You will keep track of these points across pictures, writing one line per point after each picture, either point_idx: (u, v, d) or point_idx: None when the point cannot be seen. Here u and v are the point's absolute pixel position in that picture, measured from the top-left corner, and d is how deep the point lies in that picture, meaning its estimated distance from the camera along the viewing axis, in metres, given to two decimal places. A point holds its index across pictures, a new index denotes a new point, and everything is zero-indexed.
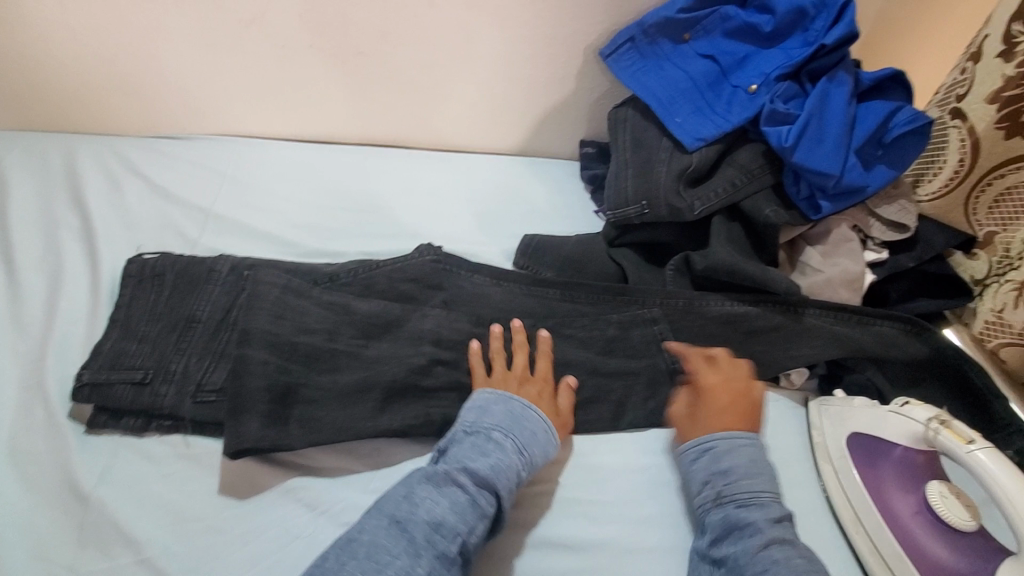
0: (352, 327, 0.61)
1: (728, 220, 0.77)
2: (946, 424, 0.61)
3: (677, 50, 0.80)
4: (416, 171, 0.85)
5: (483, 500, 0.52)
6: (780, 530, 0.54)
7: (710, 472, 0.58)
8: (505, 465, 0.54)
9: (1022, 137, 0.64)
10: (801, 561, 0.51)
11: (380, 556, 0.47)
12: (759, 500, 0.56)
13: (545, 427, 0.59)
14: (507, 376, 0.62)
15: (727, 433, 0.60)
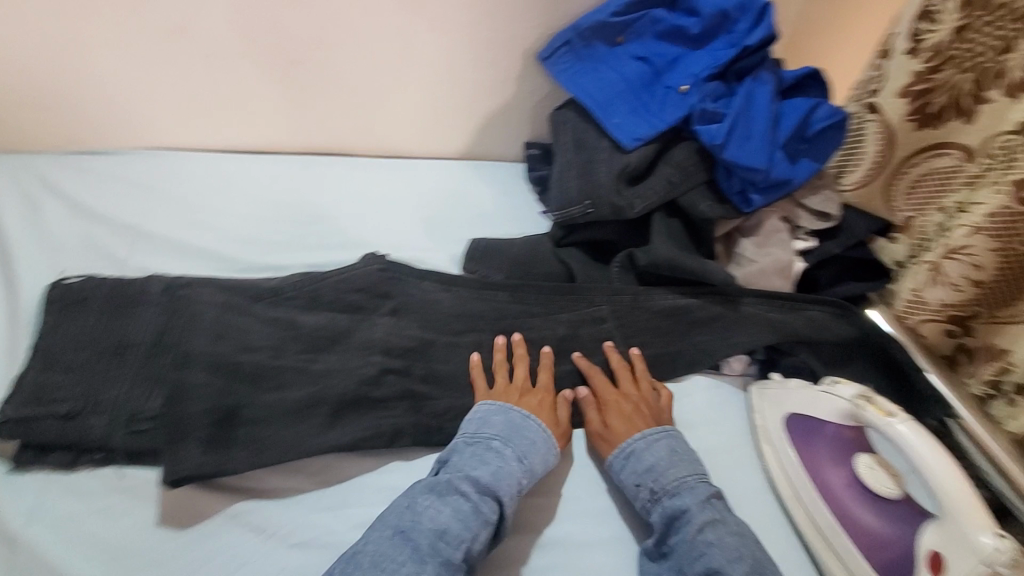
0: (297, 342, 0.61)
1: (667, 217, 0.79)
2: (869, 399, 0.60)
3: (612, 53, 0.84)
4: (363, 180, 0.89)
5: (485, 507, 0.52)
6: (710, 512, 0.56)
7: (638, 474, 0.59)
8: (506, 471, 0.55)
9: (930, 127, 0.73)
10: (731, 539, 0.54)
11: (386, 563, 0.47)
12: (690, 487, 0.57)
13: (545, 435, 0.59)
14: (508, 388, 0.63)
15: (640, 434, 0.62)
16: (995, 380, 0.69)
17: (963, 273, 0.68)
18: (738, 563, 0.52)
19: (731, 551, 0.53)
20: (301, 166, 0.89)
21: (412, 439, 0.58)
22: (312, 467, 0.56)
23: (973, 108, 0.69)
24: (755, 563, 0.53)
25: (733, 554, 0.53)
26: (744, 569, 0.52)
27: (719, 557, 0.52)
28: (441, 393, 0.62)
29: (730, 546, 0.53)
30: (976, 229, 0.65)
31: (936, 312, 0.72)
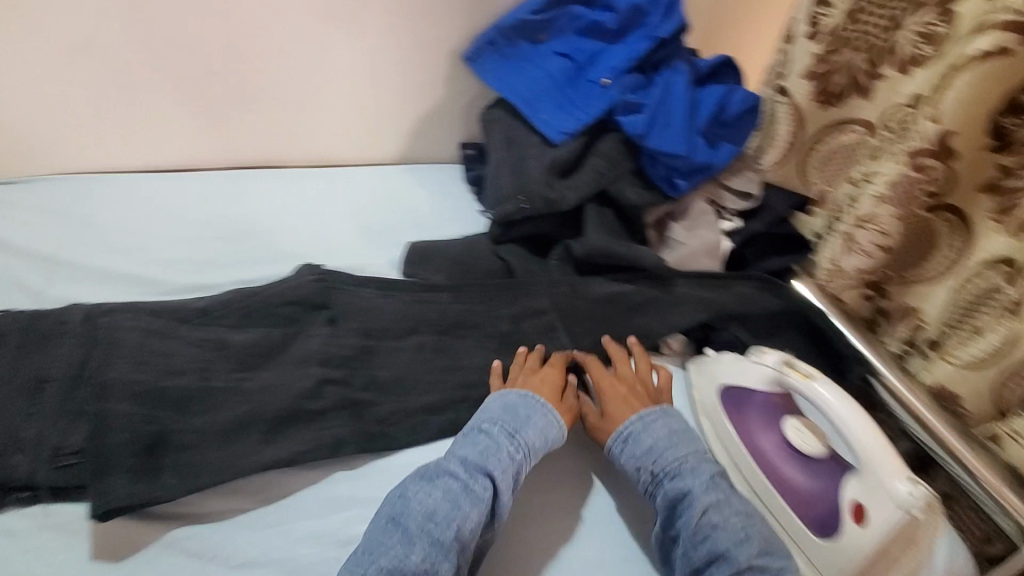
0: (230, 361, 0.59)
1: (599, 207, 0.81)
2: (791, 365, 0.64)
3: (535, 49, 0.85)
4: (295, 191, 0.88)
5: (477, 486, 0.53)
6: (713, 494, 0.57)
7: (637, 457, 0.61)
8: (498, 451, 0.56)
9: (833, 105, 0.78)
10: (734, 520, 0.56)
11: (375, 547, 0.49)
12: (690, 468, 0.59)
13: (544, 412, 0.61)
14: (517, 375, 0.65)
15: (637, 416, 0.63)
16: (909, 336, 0.75)
17: (871, 240, 0.73)
18: (741, 545, 0.54)
19: (735, 531, 0.55)
20: (226, 181, 0.87)
21: (355, 447, 0.58)
22: (252, 487, 0.55)
23: (869, 84, 0.74)
24: (759, 543, 0.55)
25: (737, 535, 0.55)
26: (748, 550, 0.54)
27: (722, 539, 0.54)
28: (384, 398, 0.62)
29: (734, 527, 0.55)
30: (882, 198, 0.71)
31: (853, 279, 0.76)
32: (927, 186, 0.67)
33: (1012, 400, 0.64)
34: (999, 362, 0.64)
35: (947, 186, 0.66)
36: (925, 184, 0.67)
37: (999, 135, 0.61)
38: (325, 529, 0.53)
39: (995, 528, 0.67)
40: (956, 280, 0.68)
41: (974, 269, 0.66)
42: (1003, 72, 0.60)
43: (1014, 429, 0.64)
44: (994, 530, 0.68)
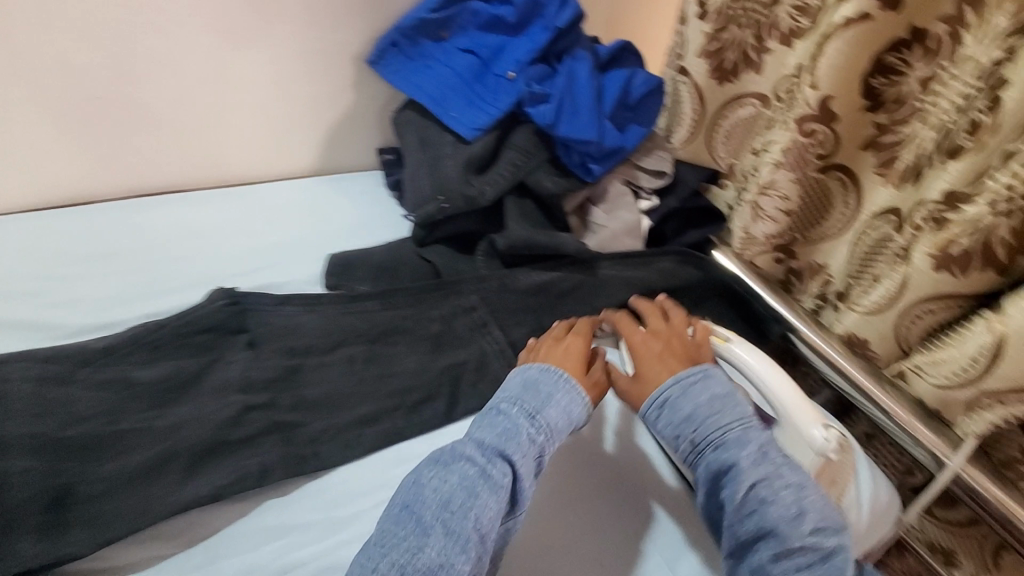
0: (140, 400, 0.56)
1: (518, 199, 0.81)
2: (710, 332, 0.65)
3: (439, 47, 0.84)
4: (204, 213, 0.83)
5: (495, 472, 0.49)
6: (762, 466, 0.52)
7: (676, 426, 0.56)
8: (518, 433, 0.52)
9: (729, 81, 0.81)
10: (787, 494, 0.50)
11: (387, 539, 0.46)
12: (736, 439, 0.53)
13: (566, 386, 0.57)
14: (543, 347, 0.62)
15: (675, 379, 0.57)
16: (820, 291, 0.80)
17: (776, 207, 0.76)
18: (794, 523, 0.49)
19: (788, 506, 0.50)
20: (126, 211, 0.82)
21: (284, 473, 0.55)
22: (175, 529, 0.52)
23: (759, 59, 0.77)
24: (815, 519, 0.49)
25: (790, 511, 0.49)
26: (802, 528, 0.49)
27: (774, 514, 0.49)
28: (313, 417, 0.59)
29: (787, 502, 0.50)
30: (778, 165, 0.74)
31: (765, 244, 0.80)
32: (818, 150, 0.70)
33: (913, 339, 0.68)
34: (896, 306, 0.68)
35: (833, 146, 0.70)
36: (815, 147, 0.70)
37: (871, 95, 0.66)
38: (259, 562, 0.51)
39: (913, 462, 0.74)
40: (854, 235, 0.73)
41: (868, 222, 0.71)
42: (870, 35, 0.63)
43: (917, 366, 0.68)
44: (913, 464, 0.74)
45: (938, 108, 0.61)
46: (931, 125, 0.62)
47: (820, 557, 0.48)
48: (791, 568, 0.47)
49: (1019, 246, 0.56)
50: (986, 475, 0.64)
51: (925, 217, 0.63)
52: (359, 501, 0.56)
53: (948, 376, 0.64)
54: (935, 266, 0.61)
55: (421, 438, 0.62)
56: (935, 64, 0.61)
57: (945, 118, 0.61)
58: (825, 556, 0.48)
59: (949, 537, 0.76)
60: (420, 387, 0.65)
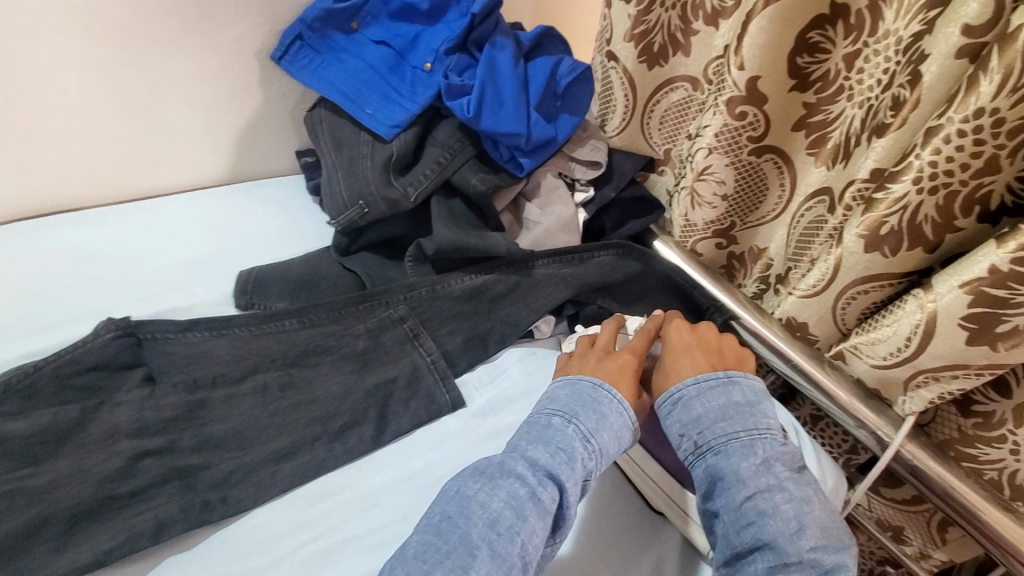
0: (6, 459, 0.48)
1: (446, 198, 0.76)
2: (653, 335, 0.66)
3: (351, 40, 0.78)
4: (98, 232, 0.75)
5: (545, 494, 0.47)
6: (767, 477, 0.48)
7: (682, 424, 0.53)
8: (570, 455, 0.49)
9: (659, 65, 0.78)
10: (787, 507, 0.47)
11: (427, 556, 0.43)
12: (739, 447, 0.50)
13: (622, 409, 0.54)
14: (592, 359, 0.59)
15: (694, 379, 0.55)
16: (762, 276, 0.79)
17: (713, 192, 0.74)
18: (794, 538, 0.46)
19: (788, 521, 0.46)
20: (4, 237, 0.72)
21: (186, 525, 0.50)
22: None
23: (685, 41, 0.75)
24: (816, 536, 0.46)
25: (790, 526, 0.46)
26: (802, 544, 0.45)
27: (771, 527, 0.46)
28: (219, 457, 0.54)
29: (787, 517, 0.47)
30: (711, 149, 0.71)
31: (705, 231, 0.78)
32: (751, 132, 0.68)
33: (850, 321, 0.68)
34: (832, 287, 0.66)
35: (764, 129, 0.68)
36: (747, 130, 0.68)
37: (798, 74, 0.65)
38: None
39: (857, 441, 0.74)
40: (790, 217, 0.73)
41: (802, 204, 0.70)
42: (791, 11, 0.60)
43: (856, 347, 0.67)
44: (856, 444, 0.74)
45: (863, 86, 0.61)
46: (857, 103, 0.62)
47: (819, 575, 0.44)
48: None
49: (944, 223, 0.55)
50: (926, 452, 0.65)
51: (855, 196, 0.62)
52: (275, 547, 0.51)
53: (886, 355, 0.63)
54: (867, 246, 0.60)
55: (345, 468, 0.57)
56: (858, 40, 0.60)
57: (869, 96, 0.60)
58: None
59: (896, 515, 0.77)
60: (345, 410, 0.59)
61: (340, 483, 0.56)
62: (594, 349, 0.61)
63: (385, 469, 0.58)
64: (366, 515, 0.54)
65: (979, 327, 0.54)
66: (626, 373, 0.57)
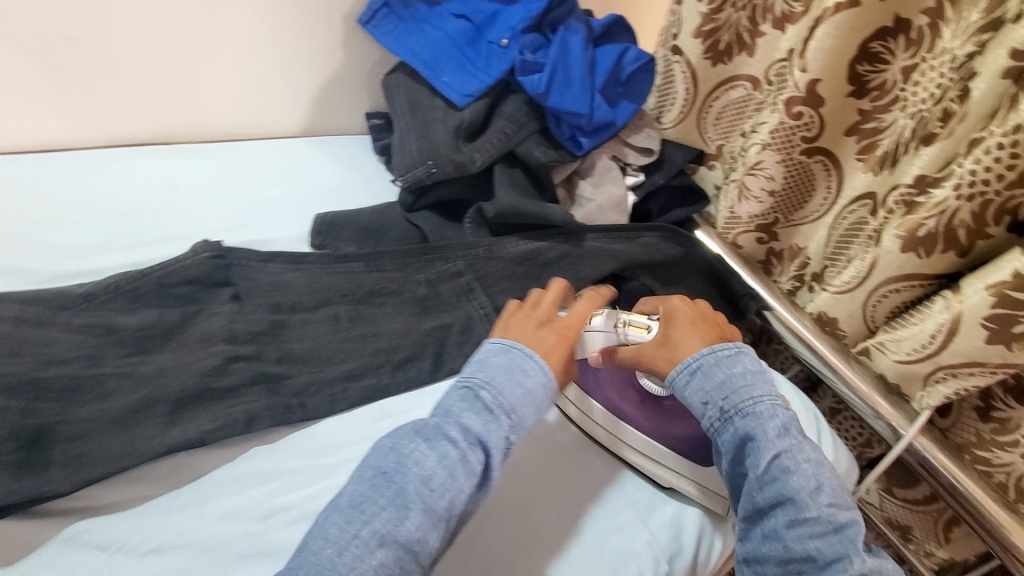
0: (120, 346, 0.55)
1: (508, 168, 0.82)
2: (628, 322, 0.63)
3: (434, 12, 0.83)
4: (185, 168, 0.82)
5: (473, 458, 0.49)
6: (788, 440, 0.53)
7: (706, 391, 0.55)
8: (498, 424, 0.51)
9: (722, 63, 0.83)
10: (808, 467, 0.52)
11: (366, 507, 0.46)
12: (765, 412, 0.53)
13: (546, 378, 0.55)
14: (527, 327, 0.58)
15: (709, 349, 0.58)
16: (797, 273, 0.84)
17: (761, 187, 0.78)
18: (814, 495, 0.50)
19: (807, 478, 0.51)
20: (106, 162, 0.80)
21: (271, 421, 0.56)
22: (158, 472, 0.51)
23: (751, 41, 0.79)
24: (832, 492, 0.51)
25: (810, 483, 0.51)
26: (821, 500, 0.50)
27: (794, 483, 0.50)
28: (299, 370, 0.60)
29: (807, 475, 0.51)
30: (765, 145, 0.75)
31: (748, 224, 0.83)
32: (805, 132, 0.72)
33: (879, 318, 0.72)
34: (866, 285, 0.70)
35: (818, 130, 0.72)
36: (802, 130, 0.72)
37: (856, 81, 0.69)
38: (241, 506, 0.51)
39: (872, 434, 0.79)
40: (832, 218, 0.77)
41: (845, 207, 0.75)
42: (859, 20, 0.64)
43: (881, 343, 0.71)
44: (872, 436, 0.80)
45: (916, 97, 0.64)
46: (909, 114, 0.65)
47: (834, 527, 0.49)
48: (806, 535, 0.49)
49: (977, 229, 0.60)
50: (937, 445, 0.70)
51: (898, 200, 0.66)
52: (343, 451, 0.57)
53: (909, 351, 0.67)
54: (904, 247, 0.64)
55: (403, 395, 0.63)
56: (917, 55, 0.64)
57: (922, 107, 0.63)
58: (840, 529, 0.49)
59: (904, 513, 0.82)
60: (407, 346, 0.65)
61: (399, 408, 0.62)
62: (534, 313, 0.60)
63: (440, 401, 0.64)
64: None
65: (998, 327, 0.58)
66: (563, 341, 0.58)
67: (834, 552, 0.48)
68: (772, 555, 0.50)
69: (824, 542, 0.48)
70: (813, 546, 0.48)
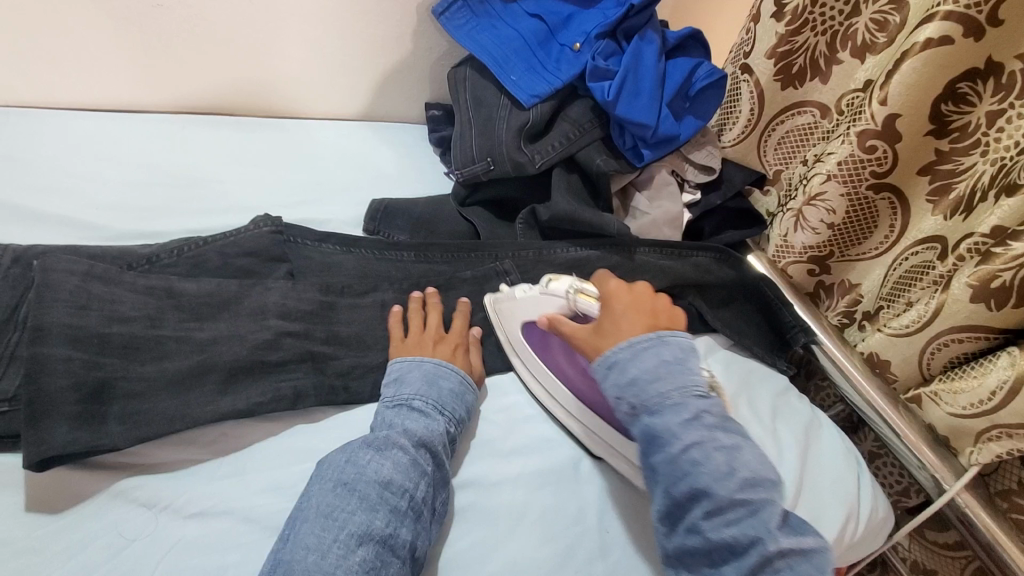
0: (180, 310, 0.56)
1: (566, 172, 0.81)
2: (579, 290, 0.60)
3: (507, 9, 0.83)
4: (247, 142, 0.83)
5: (423, 459, 0.51)
6: (696, 428, 0.47)
7: (619, 388, 0.50)
8: (435, 424, 0.54)
9: (794, 87, 0.79)
10: (719, 456, 0.46)
11: (336, 513, 0.46)
12: (672, 404, 0.48)
13: (461, 380, 0.60)
14: (421, 341, 0.62)
15: (628, 343, 0.51)
16: (847, 309, 0.79)
17: (820, 218, 0.75)
18: (726, 482, 0.46)
19: (720, 467, 0.46)
20: (176, 128, 0.82)
21: (316, 400, 0.57)
22: (207, 437, 0.52)
23: (826, 68, 0.75)
24: (745, 476, 0.46)
25: (723, 472, 0.46)
26: (732, 486, 0.45)
27: (704, 477, 0.46)
28: (344, 352, 0.61)
29: (719, 464, 0.46)
30: (830, 176, 0.71)
31: (800, 254, 0.80)
32: (875, 166, 0.68)
33: (935, 367, 0.69)
34: (925, 331, 0.67)
35: (891, 165, 0.68)
36: (872, 164, 0.68)
37: (938, 119, 0.64)
38: (282, 481, 0.51)
39: (912, 484, 0.77)
40: (892, 257, 0.73)
41: (907, 248, 0.70)
42: (949, 57, 0.60)
43: (935, 394, 0.68)
44: (910, 486, 0.78)
45: (1000, 144, 0.60)
46: (989, 160, 0.61)
47: (748, 513, 0.45)
48: (721, 524, 0.45)
49: None
50: (979, 502, 0.66)
51: (970, 249, 0.62)
52: None
53: (965, 406, 0.65)
54: (974, 296, 0.61)
55: None
56: (1005, 100, 0.59)
57: (1005, 155, 0.59)
58: (755, 514, 0.45)
59: (934, 559, 0.81)
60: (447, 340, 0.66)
61: None
62: (424, 332, 0.63)
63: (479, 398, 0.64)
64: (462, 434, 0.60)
65: None
66: (458, 350, 0.63)
67: (750, 538, 0.44)
68: (693, 547, 0.46)
69: (739, 529, 0.44)
70: (728, 534, 0.44)
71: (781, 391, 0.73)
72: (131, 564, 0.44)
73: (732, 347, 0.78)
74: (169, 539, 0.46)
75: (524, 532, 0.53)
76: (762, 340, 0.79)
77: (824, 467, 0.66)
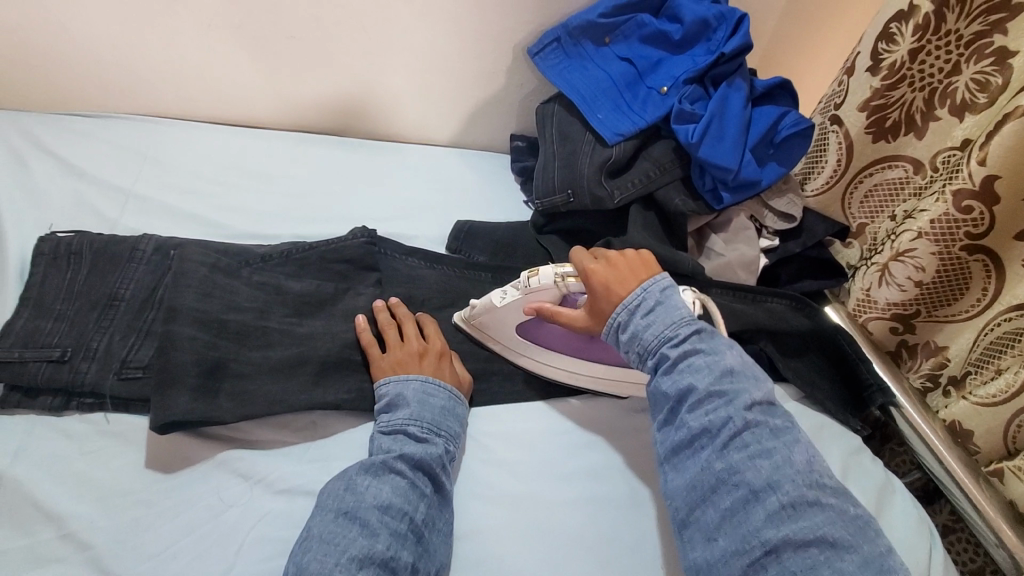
0: (284, 306, 0.62)
1: (644, 209, 0.83)
2: (566, 275, 0.63)
3: (599, 52, 0.87)
4: (349, 160, 0.91)
5: (420, 481, 0.53)
6: (679, 344, 0.54)
7: (615, 325, 0.58)
8: (433, 447, 0.55)
9: (885, 140, 0.77)
10: (699, 360, 0.53)
11: (338, 539, 0.48)
12: (658, 328, 0.55)
13: (449, 397, 0.60)
14: (404, 357, 0.61)
15: (622, 306, 0.57)
16: (931, 373, 0.75)
17: (907, 275, 0.72)
18: (705, 378, 0.52)
19: (700, 371, 0.52)
20: (291, 141, 0.91)
21: None
22: (298, 423, 0.58)
23: (923, 125, 0.74)
24: (723, 372, 0.52)
25: (704, 377, 0.52)
26: (711, 382, 0.51)
27: (686, 382, 0.52)
28: None
29: (701, 372, 0.52)
30: (920, 233, 0.69)
31: (883, 311, 0.77)
32: (970, 227, 0.66)
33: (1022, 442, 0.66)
34: (1014, 402, 0.65)
35: (987, 227, 0.65)
36: (967, 226, 0.66)
37: None
38: None
39: (987, 564, 0.72)
40: (983, 322, 0.69)
41: (1000, 313, 0.66)
42: None
43: (1018, 468, 0.65)
44: (985, 565, 0.72)
45: None
46: None
47: (725, 401, 0.51)
48: (703, 415, 0.51)
49: None
50: None
51: None
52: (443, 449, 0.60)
53: None
54: None
55: (502, 405, 0.66)
56: None
57: None
58: (732, 401, 0.51)
59: None
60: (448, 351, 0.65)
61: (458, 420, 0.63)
62: (405, 345, 0.62)
63: (543, 418, 0.65)
64: (525, 449, 0.62)
65: None
66: (444, 360, 0.63)
67: (722, 420, 0.50)
68: (681, 440, 0.51)
69: (715, 413, 0.50)
70: (706, 420, 0.50)
71: (853, 451, 0.70)
72: (226, 528, 0.49)
73: (802, 399, 0.76)
74: (259, 509, 0.51)
75: (579, 552, 0.55)
76: (837, 396, 0.76)
77: (897, 537, 0.63)
